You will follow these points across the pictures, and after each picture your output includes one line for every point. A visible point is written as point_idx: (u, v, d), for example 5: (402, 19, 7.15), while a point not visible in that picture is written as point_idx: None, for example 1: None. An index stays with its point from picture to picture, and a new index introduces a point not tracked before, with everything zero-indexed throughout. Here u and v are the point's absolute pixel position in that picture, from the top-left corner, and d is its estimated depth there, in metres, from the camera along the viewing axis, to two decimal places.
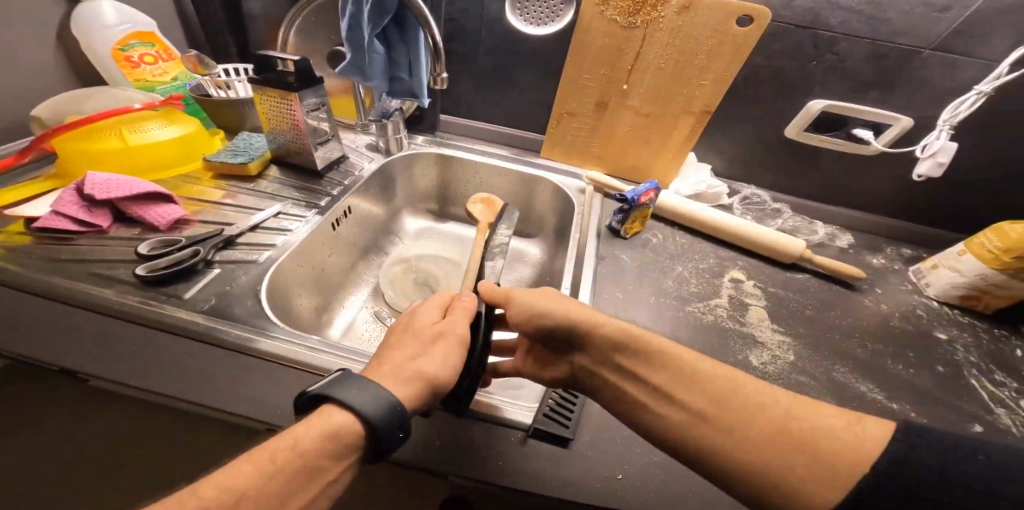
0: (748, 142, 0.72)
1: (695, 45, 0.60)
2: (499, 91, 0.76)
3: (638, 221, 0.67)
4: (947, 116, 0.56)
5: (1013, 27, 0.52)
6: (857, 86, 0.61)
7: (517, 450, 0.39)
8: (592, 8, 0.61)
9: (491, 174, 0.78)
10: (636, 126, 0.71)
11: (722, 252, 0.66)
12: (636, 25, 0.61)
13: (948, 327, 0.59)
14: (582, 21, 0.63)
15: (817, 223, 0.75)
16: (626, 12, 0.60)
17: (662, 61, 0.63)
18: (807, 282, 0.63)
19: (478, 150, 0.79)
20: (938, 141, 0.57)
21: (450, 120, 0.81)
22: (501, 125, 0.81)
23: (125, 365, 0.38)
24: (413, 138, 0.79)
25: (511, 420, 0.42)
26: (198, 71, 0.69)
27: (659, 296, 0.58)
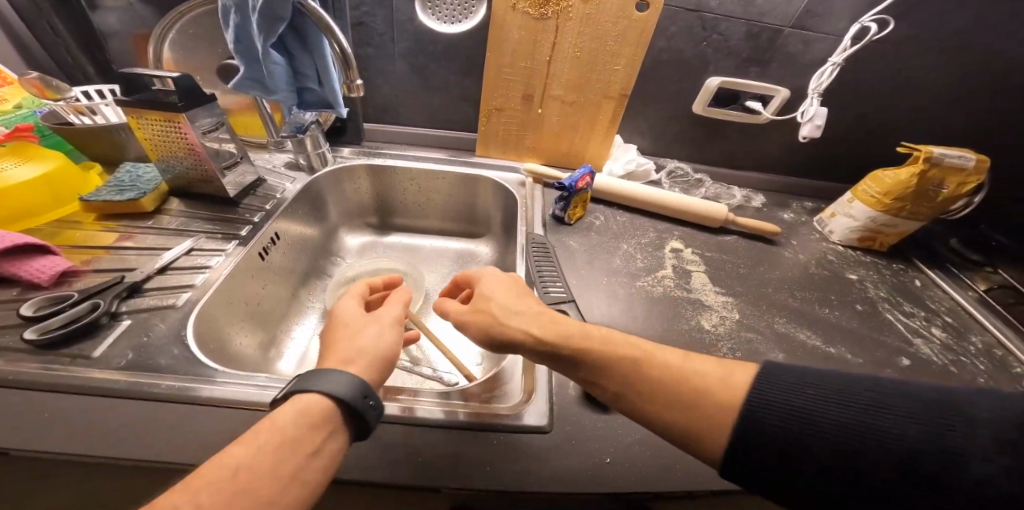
0: (664, 120, 0.77)
1: (604, 32, 0.63)
2: (420, 93, 0.74)
3: (579, 205, 0.66)
4: (814, 86, 0.64)
5: (850, 5, 0.60)
6: (741, 63, 0.67)
7: (499, 452, 0.39)
8: (504, 3, 0.61)
9: (429, 178, 0.76)
10: (565, 114, 0.73)
11: (659, 225, 0.69)
12: (548, 16, 0.62)
13: (856, 268, 0.68)
14: (496, 16, 0.62)
15: (733, 188, 0.81)
16: (537, 3, 0.61)
17: (577, 50, 0.65)
18: (736, 244, 0.68)
19: (412, 155, 0.77)
20: (812, 107, 0.65)
21: (375, 128, 0.78)
22: (429, 129, 0.79)
23: (37, 440, 0.34)
24: (338, 151, 0.75)
25: (484, 422, 0.42)
26: (46, 96, 0.54)
27: (611, 276, 0.58)
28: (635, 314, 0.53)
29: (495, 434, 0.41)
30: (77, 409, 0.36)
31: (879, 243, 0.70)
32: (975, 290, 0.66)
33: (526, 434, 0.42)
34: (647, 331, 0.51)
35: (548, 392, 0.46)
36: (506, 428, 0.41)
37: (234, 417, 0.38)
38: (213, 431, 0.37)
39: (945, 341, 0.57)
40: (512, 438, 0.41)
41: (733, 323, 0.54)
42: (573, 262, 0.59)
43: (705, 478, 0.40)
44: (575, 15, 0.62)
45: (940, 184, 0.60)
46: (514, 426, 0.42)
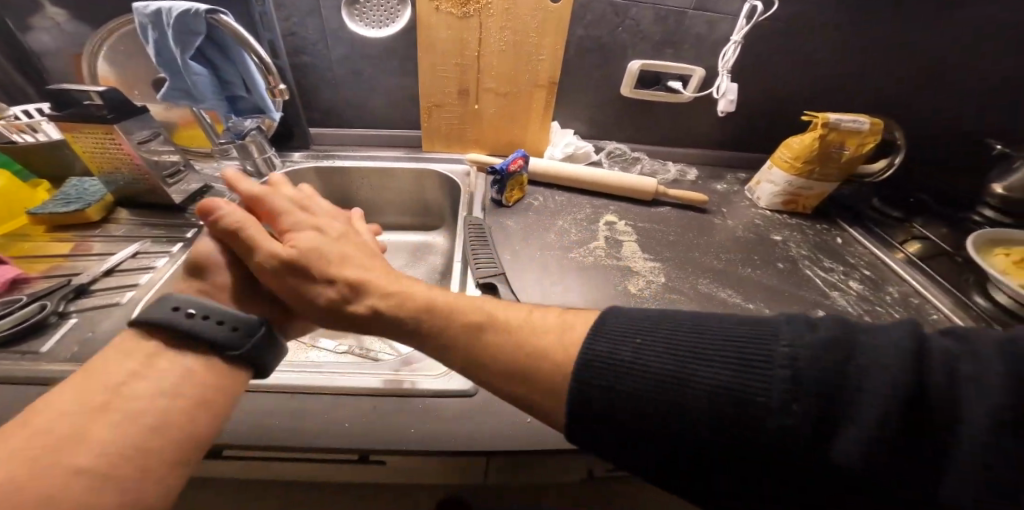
0: (597, 104, 0.82)
1: (525, 25, 0.67)
2: (362, 96, 0.78)
3: (516, 188, 0.70)
4: (723, 63, 0.69)
5: None
6: (657, 45, 0.73)
7: (422, 416, 0.40)
8: (427, 5, 0.64)
9: (378, 175, 0.79)
10: (501, 107, 0.77)
11: (596, 202, 0.73)
12: (470, 14, 0.66)
13: (780, 229, 0.72)
14: (422, 18, 0.66)
15: (669, 163, 0.86)
16: (458, 3, 0.65)
17: (503, 45, 0.69)
18: (668, 214, 0.72)
19: (362, 155, 0.81)
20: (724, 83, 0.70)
21: (323, 132, 0.81)
22: (376, 129, 0.83)
23: None
24: (288, 156, 0.78)
25: (410, 389, 0.42)
26: None
27: (544, 250, 0.61)
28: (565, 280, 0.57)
29: (420, 399, 0.41)
30: (19, 399, 0.38)
31: (801, 206, 0.75)
32: (903, 252, 0.69)
33: (451, 398, 0.42)
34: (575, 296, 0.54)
35: None
36: (431, 393, 0.42)
37: None
38: None
39: (862, 293, 0.61)
40: (437, 402, 0.41)
41: (658, 286, 0.58)
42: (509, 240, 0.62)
43: None
44: (496, 12, 0.67)
45: (840, 146, 0.65)
46: (440, 391, 0.42)
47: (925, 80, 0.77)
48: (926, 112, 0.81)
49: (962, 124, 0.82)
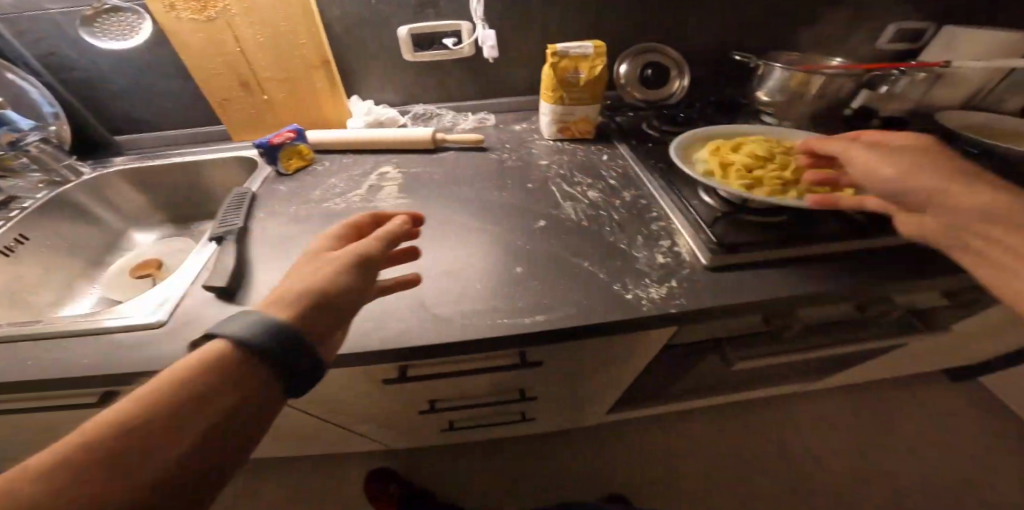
0: (390, 71, 0.88)
1: (270, 16, 0.71)
2: (161, 96, 0.84)
3: (294, 157, 0.76)
4: (476, 11, 0.77)
5: None
6: (416, 7, 0.78)
7: (102, 351, 0.44)
8: (167, 15, 0.68)
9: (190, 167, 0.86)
10: (286, 90, 0.81)
11: (380, 157, 0.79)
12: (214, 17, 0.70)
13: (552, 155, 0.78)
14: (169, 28, 0.70)
15: (471, 114, 0.92)
16: (196, 9, 0.68)
17: (260, 37, 0.73)
18: (452, 158, 0.77)
19: (182, 152, 0.87)
20: (480, 29, 0.78)
21: (141, 136, 0.88)
22: (191, 127, 0.89)
23: None
24: (111, 160, 0.85)
25: (100, 329, 0.47)
26: None
27: (303, 204, 0.68)
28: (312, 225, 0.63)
29: (105, 333, 0.46)
30: None
31: (578, 133, 0.81)
32: (655, 164, 0.72)
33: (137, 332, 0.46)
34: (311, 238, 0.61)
35: (185, 296, 0.50)
36: (116, 328, 0.46)
37: None
38: None
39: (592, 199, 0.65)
40: (122, 335, 0.46)
41: None
42: (272, 201, 0.68)
43: None
44: (239, 9, 0.70)
45: (575, 71, 0.71)
46: (127, 324, 0.46)
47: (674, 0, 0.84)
48: (686, 32, 0.89)
49: (723, 37, 0.90)
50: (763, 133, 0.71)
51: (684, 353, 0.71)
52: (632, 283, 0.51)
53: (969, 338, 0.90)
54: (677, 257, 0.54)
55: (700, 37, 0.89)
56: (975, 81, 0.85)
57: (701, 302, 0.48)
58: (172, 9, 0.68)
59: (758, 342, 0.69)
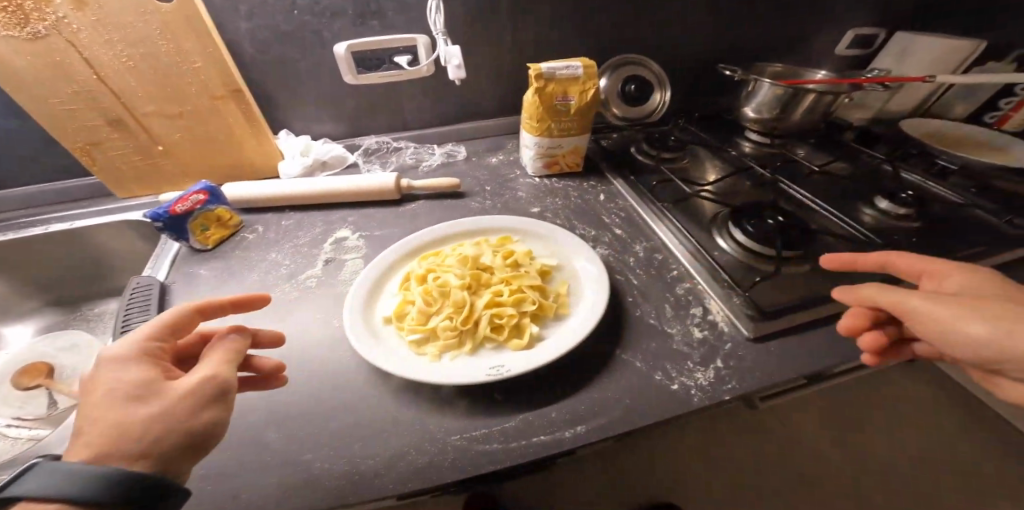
0: (330, 99, 0.70)
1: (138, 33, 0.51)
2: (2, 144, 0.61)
3: (211, 227, 0.58)
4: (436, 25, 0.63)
5: None
6: (355, 22, 0.62)
7: None
8: None
9: (66, 238, 0.64)
10: (185, 129, 0.61)
11: (330, 215, 0.63)
12: (45, 35, 0.49)
13: (543, 199, 0.67)
14: None
15: (437, 146, 0.78)
16: (12, 24, 0.47)
17: (128, 61, 0.53)
18: (421, 209, 0.64)
19: (48, 218, 0.65)
20: (442, 46, 0.63)
21: None
22: (65, 180, 0.67)
23: None
24: None
25: None
26: None
27: (241, 293, 0.51)
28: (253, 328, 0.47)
29: None
30: None
31: (566, 165, 0.71)
32: (660, 202, 0.64)
33: None
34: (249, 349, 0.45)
35: None
36: None
37: None
38: None
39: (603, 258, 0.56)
40: None
41: None
42: (197, 292, 0.52)
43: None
44: (82, 22, 0.49)
45: (564, 95, 0.61)
46: None
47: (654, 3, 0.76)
48: (667, 43, 0.82)
49: (704, 47, 0.84)
50: (481, 224, 0.58)
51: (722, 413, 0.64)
52: (675, 369, 0.43)
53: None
54: (714, 329, 0.47)
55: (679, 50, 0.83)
56: (933, 84, 0.88)
57: (756, 386, 0.41)
58: None
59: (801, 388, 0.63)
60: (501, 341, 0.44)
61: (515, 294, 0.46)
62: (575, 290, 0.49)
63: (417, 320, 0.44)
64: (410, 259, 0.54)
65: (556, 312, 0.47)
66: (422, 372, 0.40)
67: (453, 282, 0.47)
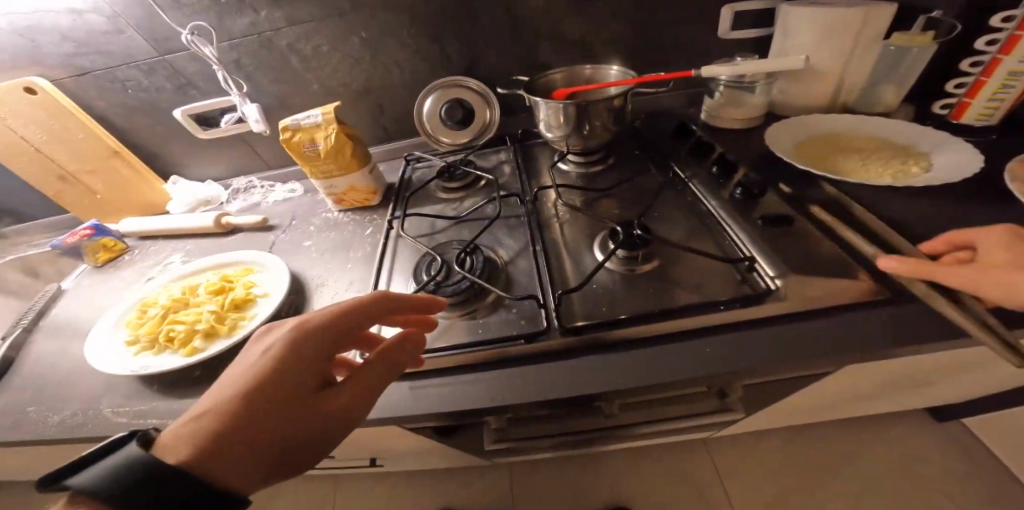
0: (194, 149, 0.90)
1: (35, 117, 0.75)
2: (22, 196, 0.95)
3: (101, 251, 0.82)
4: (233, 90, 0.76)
5: (169, 24, 0.69)
6: (177, 92, 0.79)
7: None
8: None
9: (54, 258, 0.96)
10: (91, 179, 0.85)
11: (175, 245, 0.82)
12: None
13: (322, 232, 0.76)
14: None
15: (284, 182, 0.92)
16: None
17: (37, 134, 0.77)
18: (233, 240, 0.79)
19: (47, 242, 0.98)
20: (240, 106, 0.77)
21: (22, 230, 1.00)
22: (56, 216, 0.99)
23: None
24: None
25: None
26: None
27: (90, 303, 0.74)
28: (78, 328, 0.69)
29: None
30: None
31: (356, 201, 0.77)
32: (403, 234, 0.66)
33: None
34: (75, 338, 0.68)
35: None
36: None
37: None
38: None
39: (317, 287, 0.64)
40: None
41: None
42: (75, 298, 0.77)
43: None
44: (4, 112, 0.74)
45: (312, 143, 0.67)
46: None
47: (444, 28, 0.75)
48: (479, 64, 0.79)
49: (524, 61, 0.79)
50: (247, 256, 0.70)
51: (469, 438, 0.64)
52: None
53: (859, 408, 0.71)
54: None
55: (498, 70, 0.80)
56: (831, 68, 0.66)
57: None
58: None
59: (542, 426, 0.60)
60: (175, 349, 0.56)
61: (197, 316, 0.59)
62: (254, 315, 0.59)
63: (138, 326, 0.61)
64: (181, 278, 0.71)
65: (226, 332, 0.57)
66: (112, 363, 0.56)
67: (171, 300, 0.63)
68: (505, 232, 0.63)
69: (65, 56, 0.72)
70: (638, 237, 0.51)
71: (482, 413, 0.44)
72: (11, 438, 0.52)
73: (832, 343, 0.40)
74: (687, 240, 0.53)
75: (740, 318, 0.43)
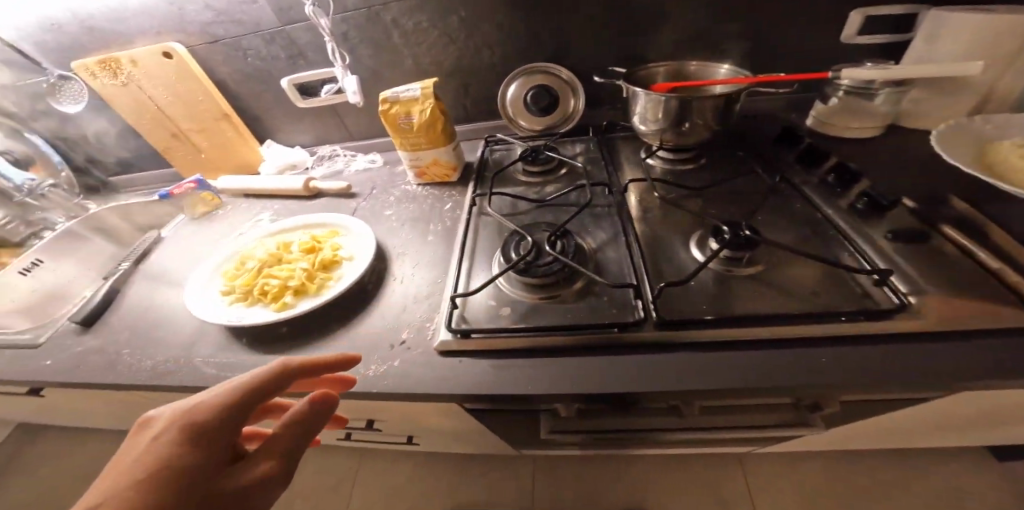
0: (291, 117, 0.95)
1: (167, 78, 0.83)
2: (136, 148, 1.05)
3: (201, 203, 0.89)
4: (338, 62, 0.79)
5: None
6: (287, 61, 0.84)
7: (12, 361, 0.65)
8: (99, 81, 0.84)
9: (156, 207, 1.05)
10: (203, 137, 0.93)
11: (266, 204, 0.88)
12: (127, 80, 0.84)
13: (404, 203, 0.78)
14: (107, 96, 0.87)
15: (366, 154, 0.95)
16: (113, 74, 0.83)
17: (165, 95, 0.86)
18: (320, 203, 0.84)
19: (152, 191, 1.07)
20: (340, 78, 0.80)
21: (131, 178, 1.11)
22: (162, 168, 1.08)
23: None
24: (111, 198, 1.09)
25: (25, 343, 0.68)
26: None
27: (188, 250, 0.81)
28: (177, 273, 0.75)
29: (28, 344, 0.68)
30: None
31: (437, 176, 0.79)
32: (484, 214, 0.67)
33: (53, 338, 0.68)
34: (175, 282, 0.74)
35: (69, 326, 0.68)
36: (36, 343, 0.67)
37: None
38: None
39: (399, 256, 0.66)
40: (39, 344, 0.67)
41: None
42: (175, 243, 0.83)
43: (110, 371, 0.58)
44: (143, 73, 0.83)
45: (407, 115, 0.69)
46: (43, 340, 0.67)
47: (547, 13, 0.74)
48: (575, 51, 0.79)
49: (622, 52, 0.77)
50: (332, 220, 0.73)
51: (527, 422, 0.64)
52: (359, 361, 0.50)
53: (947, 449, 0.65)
54: (419, 333, 0.52)
55: (593, 59, 0.79)
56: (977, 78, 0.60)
57: (403, 386, 0.46)
58: (100, 77, 0.84)
59: (605, 420, 0.58)
60: (267, 303, 0.59)
61: (290, 273, 0.61)
62: (341, 277, 0.61)
63: (233, 277, 0.65)
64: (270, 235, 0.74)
65: (315, 291, 0.59)
66: (211, 310, 0.59)
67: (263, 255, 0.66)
68: (591, 220, 0.61)
69: (197, 22, 0.78)
70: (745, 237, 0.47)
71: (569, 398, 0.43)
72: (116, 375, 0.57)
73: (985, 371, 0.35)
74: (797, 247, 0.49)
75: (870, 334, 0.40)
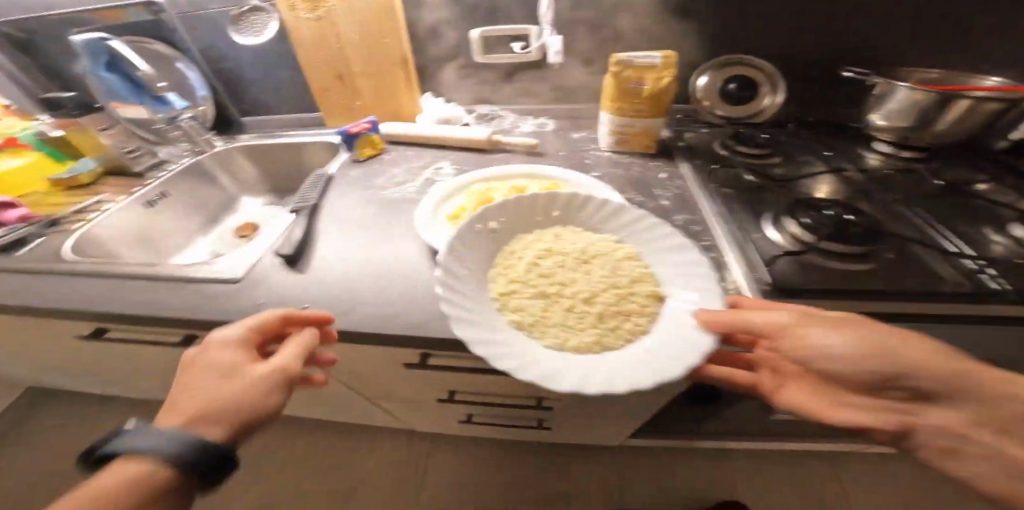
0: (459, 72, 0.93)
1: (364, 17, 0.80)
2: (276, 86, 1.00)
3: (367, 145, 0.85)
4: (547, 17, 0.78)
5: None
6: (487, 13, 0.83)
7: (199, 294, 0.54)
8: (290, 14, 0.80)
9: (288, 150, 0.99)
10: (369, 82, 0.90)
11: (438, 154, 0.84)
12: (321, 16, 0.80)
13: (605, 167, 0.76)
14: (289, 29, 0.83)
15: (532, 118, 0.93)
16: (308, 8, 0.79)
17: (353, 35, 0.82)
18: (505, 158, 0.81)
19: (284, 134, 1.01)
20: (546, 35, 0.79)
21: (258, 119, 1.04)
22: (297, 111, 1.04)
23: None
24: (235, 137, 1.02)
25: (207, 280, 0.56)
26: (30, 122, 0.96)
27: (366, 189, 0.75)
28: (367, 214, 0.69)
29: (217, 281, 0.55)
30: None
31: (637, 146, 0.77)
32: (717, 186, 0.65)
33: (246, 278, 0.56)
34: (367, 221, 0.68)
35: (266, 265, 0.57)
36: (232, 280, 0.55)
37: (47, 283, 0.59)
38: (44, 279, 0.60)
39: None
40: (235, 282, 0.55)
41: None
42: (346, 183, 0.77)
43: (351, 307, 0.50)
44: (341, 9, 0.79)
45: (640, 81, 0.68)
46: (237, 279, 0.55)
47: None
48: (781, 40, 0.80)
49: (829, 47, 0.79)
50: (548, 174, 0.70)
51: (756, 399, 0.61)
52: None
53: None
54: (717, 293, 0.48)
55: (797, 50, 0.80)
56: None
57: (740, 344, 0.42)
58: (294, 10, 0.80)
59: None
60: None
61: None
62: None
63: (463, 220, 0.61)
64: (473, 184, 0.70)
65: None
66: None
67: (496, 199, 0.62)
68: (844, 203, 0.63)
69: None
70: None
71: None
72: (358, 316, 0.48)
73: None
74: None
75: None
